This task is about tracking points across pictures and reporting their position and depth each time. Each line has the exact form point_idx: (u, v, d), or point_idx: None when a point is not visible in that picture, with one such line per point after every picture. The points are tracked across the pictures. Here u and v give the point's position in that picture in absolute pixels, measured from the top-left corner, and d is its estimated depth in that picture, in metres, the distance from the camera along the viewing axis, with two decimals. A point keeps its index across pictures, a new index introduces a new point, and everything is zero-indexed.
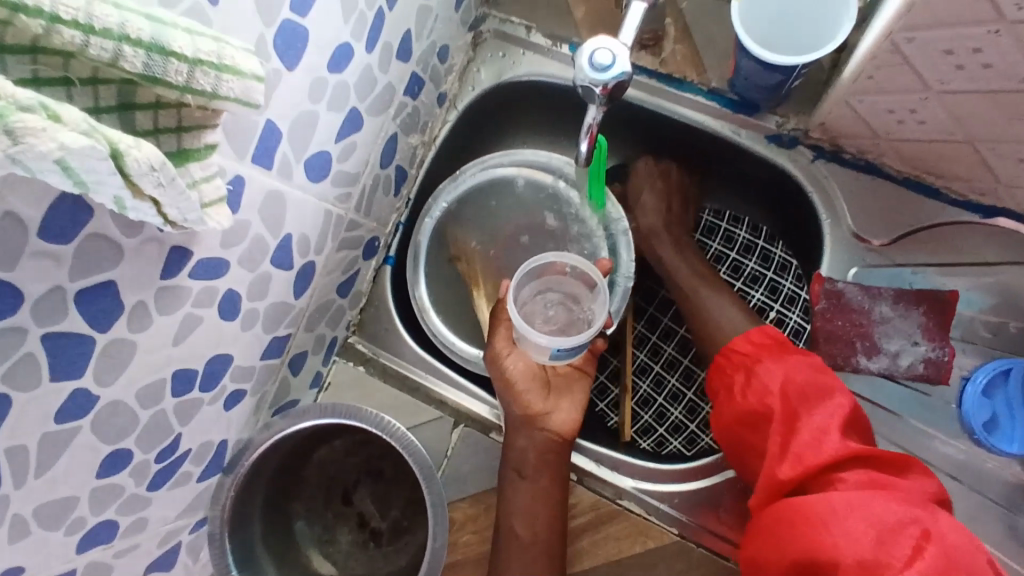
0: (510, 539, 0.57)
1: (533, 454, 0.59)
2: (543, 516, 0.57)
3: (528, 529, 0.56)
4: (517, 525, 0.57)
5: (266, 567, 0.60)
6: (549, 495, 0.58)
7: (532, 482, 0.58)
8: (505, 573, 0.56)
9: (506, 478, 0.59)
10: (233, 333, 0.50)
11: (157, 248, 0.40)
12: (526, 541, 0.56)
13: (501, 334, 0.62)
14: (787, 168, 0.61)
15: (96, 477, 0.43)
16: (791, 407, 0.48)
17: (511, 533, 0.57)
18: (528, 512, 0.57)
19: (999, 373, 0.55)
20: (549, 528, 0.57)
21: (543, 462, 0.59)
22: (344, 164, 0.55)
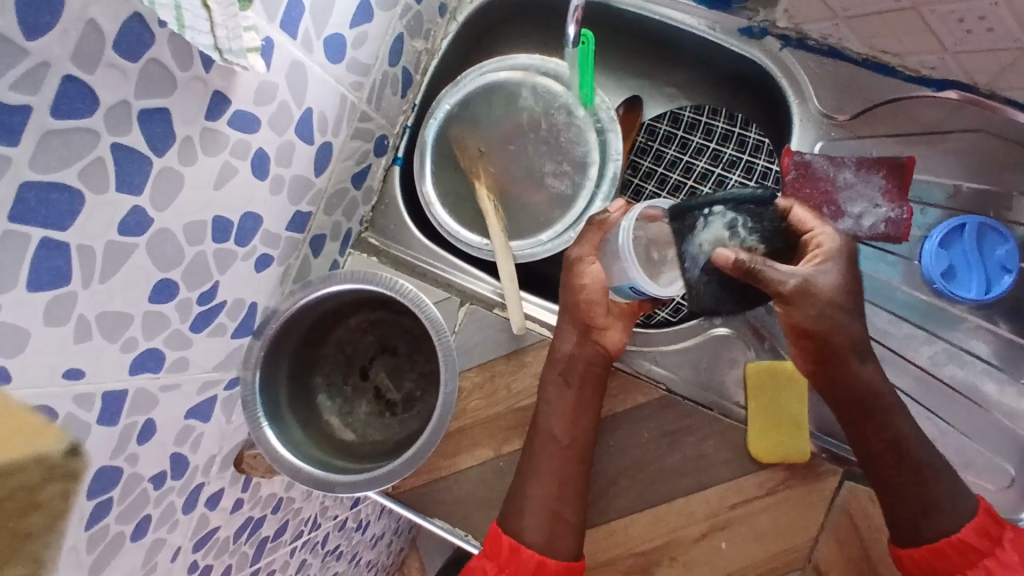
0: (545, 439, 0.62)
1: (581, 364, 0.63)
2: (580, 426, 0.62)
3: (566, 434, 0.62)
4: (555, 425, 0.62)
5: (293, 427, 0.66)
6: (590, 405, 0.63)
7: (577, 392, 0.62)
8: (537, 469, 0.61)
9: (551, 380, 0.64)
10: (262, 194, 0.56)
11: (201, 88, 0.46)
12: (563, 445, 0.61)
13: (588, 241, 0.63)
14: (757, 58, 0.67)
15: (147, 300, 0.50)
16: (985, 551, 0.54)
17: (549, 434, 0.62)
18: (567, 418, 0.62)
19: (954, 229, 0.62)
20: (582, 434, 0.62)
21: (587, 372, 0.63)
22: (357, 53, 0.61)
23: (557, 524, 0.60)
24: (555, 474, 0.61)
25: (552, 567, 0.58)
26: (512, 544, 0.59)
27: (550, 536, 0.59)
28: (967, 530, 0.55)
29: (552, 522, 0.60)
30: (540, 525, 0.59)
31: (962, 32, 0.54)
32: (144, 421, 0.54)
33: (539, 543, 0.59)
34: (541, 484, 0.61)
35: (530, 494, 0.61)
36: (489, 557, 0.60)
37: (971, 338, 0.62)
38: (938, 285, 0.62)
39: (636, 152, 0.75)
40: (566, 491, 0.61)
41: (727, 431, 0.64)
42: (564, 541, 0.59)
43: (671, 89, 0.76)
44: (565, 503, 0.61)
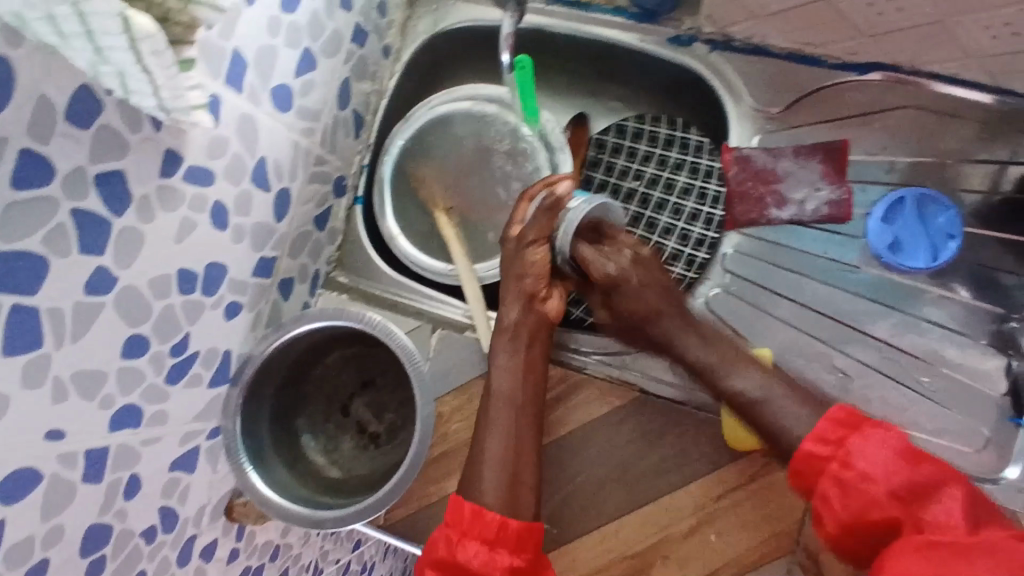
0: (495, 400, 0.62)
1: (527, 325, 0.64)
2: (530, 383, 0.63)
3: (516, 390, 0.62)
4: (502, 383, 0.63)
5: (278, 469, 0.67)
6: (536, 363, 0.64)
7: (525, 353, 0.64)
8: (488, 428, 0.61)
9: (497, 343, 0.64)
10: (225, 243, 0.58)
11: (152, 147, 0.48)
12: (511, 398, 0.62)
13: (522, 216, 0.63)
14: (688, 63, 0.70)
15: (120, 357, 0.51)
16: (830, 457, 0.51)
17: (499, 393, 0.62)
18: (515, 377, 0.63)
19: (895, 204, 0.65)
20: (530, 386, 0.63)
21: (535, 333, 0.64)
22: (306, 100, 0.64)
23: (516, 479, 0.59)
24: (507, 431, 0.61)
25: (514, 527, 0.56)
26: (474, 509, 0.56)
27: (511, 494, 0.58)
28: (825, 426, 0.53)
29: (510, 482, 0.59)
30: (499, 484, 0.58)
31: (872, 16, 0.57)
32: (129, 476, 0.55)
33: (500, 504, 0.57)
34: (497, 442, 0.60)
35: (487, 455, 0.60)
36: (448, 524, 0.57)
37: (927, 306, 0.64)
38: (886, 258, 0.64)
39: (587, 166, 0.77)
40: (521, 451, 0.60)
41: (704, 424, 0.65)
42: (524, 499, 0.59)
43: (614, 103, 0.79)
44: (522, 465, 0.60)
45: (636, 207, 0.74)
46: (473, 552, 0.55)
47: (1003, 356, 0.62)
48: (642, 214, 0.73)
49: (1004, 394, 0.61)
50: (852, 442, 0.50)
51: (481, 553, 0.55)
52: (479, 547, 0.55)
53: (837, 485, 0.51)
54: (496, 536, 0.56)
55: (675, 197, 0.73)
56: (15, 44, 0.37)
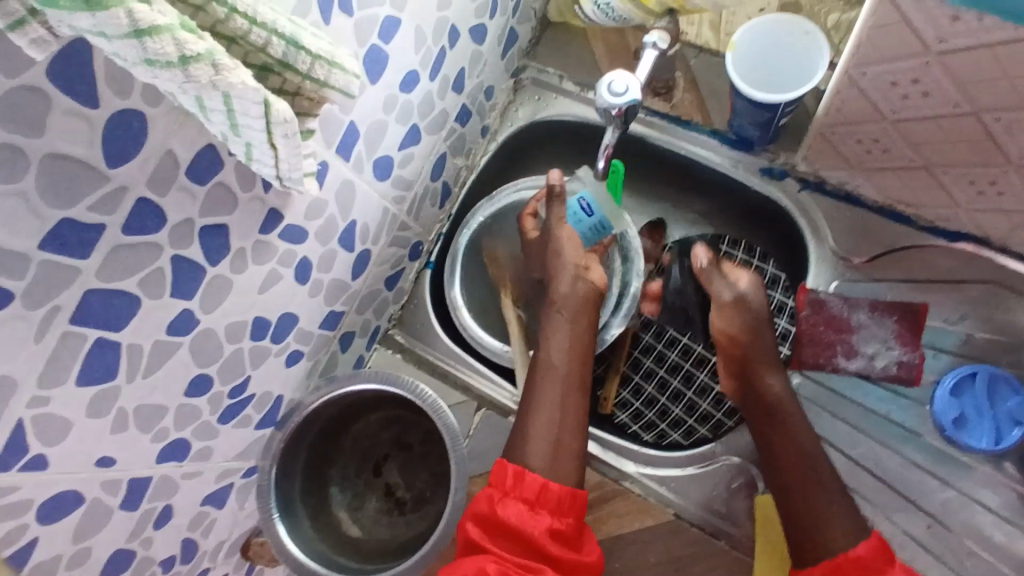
0: (546, 370, 0.62)
1: (576, 299, 0.64)
2: (581, 299, 0.65)
3: (563, 361, 0.62)
4: (552, 354, 0.63)
5: (303, 519, 0.67)
6: (585, 333, 0.64)
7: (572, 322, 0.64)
8: (533, 393, 0.62)
9: (546, 317, 0.65)
10: (301, 296, 0.60)
11: (259, 207, 0.51)
12: (562, 371, 0.62)
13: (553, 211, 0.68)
14: (776, 196, 0.71)
15: (183, 394, 0.54)
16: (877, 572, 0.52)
17: (548, 365, 0.62)
18: (564, 346, 0.63)
19: (965, 377, 0.63)
20: (577, 362, 0.63)
21: (582, 306, 0.64)
22: (403, 171, 0.66)
23: (560, 432, 0.59)
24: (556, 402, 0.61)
25: (555, 492, 0.56)
26: (518, 469, 0.56)
27: (554, 462, 0.58)
28: (864, 548, 0.52)
29: (555, 445, 0.59)
30: (543, 450, 0.58)
31: (973, 192, 0.57)
32: (163, 507, 0.58)
33: (543, 469, 0.57)
34: (543, 423, 0.59)
35: (532, 421, 0.60)
36: (493, 483, 0.57)
37: (988, 492, 0.62)
38: (949, 432, 0.62)
39: (657, 272, 0.79)
40: (569, 429, 0.60)
41: (730, 562, 0.65)
42: (568, 467, 0.58)
43: (694, 217, 0.80)
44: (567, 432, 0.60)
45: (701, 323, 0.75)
46: (515, 511, 0.54)
47: None
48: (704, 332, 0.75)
49: None
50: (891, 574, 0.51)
51: (522, 513, 0.54)
52: (521, 508, 0.55)
53: None
54: (538, 499, 0.55)
55: None
56: (155, 104, 0.40)
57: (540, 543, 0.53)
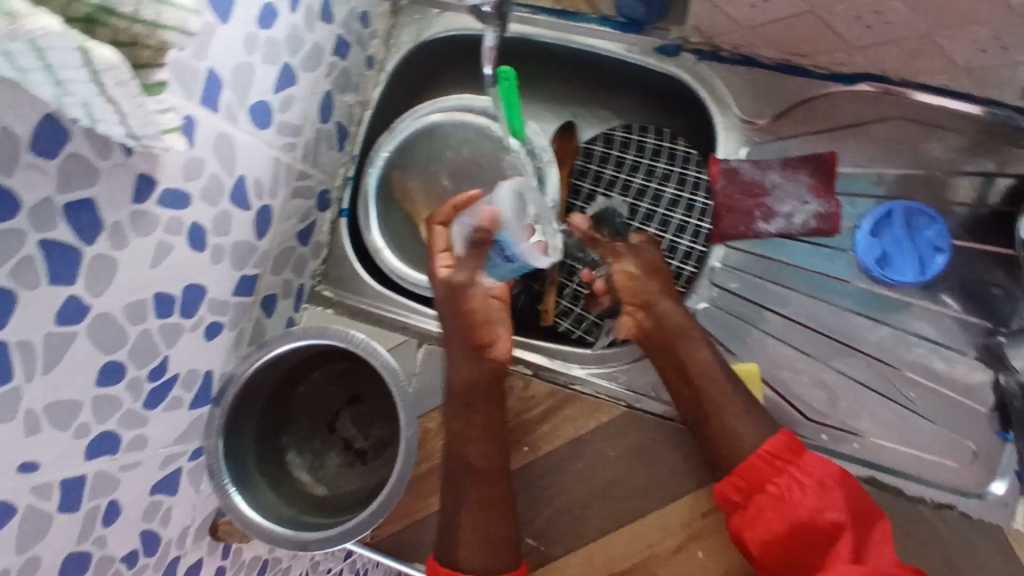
0: (462, 469, 0.62)
1: (481, 385, 0.65)
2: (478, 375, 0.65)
3: (479, 459, 0.62)
4: (467, 453, 0.63)
5: (264, 488, 0.66)
6: (489, 429, 0.64)
7: (483, 412, 0.64)
8: (459, 502, 0.62)
9: (453, 408, 0.65)
10: (202, 263, 0.58)
11: (125, 173, 0.48)
12: (480, 470, 0.62)
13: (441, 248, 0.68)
14: (675, 73, 0.69)
15: (95, 385, 0.51)
16: (787, 465, 0.57)
17: (466, 463, 0.62)
18: (478, 444, 0.63)
19: (883, 216, 0.64)
20: (496, 460, 0.63)
21: (488, 395, 0.65)
22: (286, 115, 0.63)
23: (493, 534, 0.60)
24: (477, 498, 0.61)
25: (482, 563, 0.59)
26: (450, 570, 0.59)
27: (486, 543, 0.60)
28: (770, 442, 0.58)
29: (485, 542, 0.60)
30: (477, 549, 0.59)
31: (862, 26, 0.56)
32: (108, 503, 0.54)
33: (484, 565, 0.59)
34: (467, 519, 0.61)
35: (458, 519, 0.61)
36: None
37: (919, 323, 0.64)
38: (874, 272, 0.63)
39: (576, 176, 0.77)
40: (491, 507, 0.61)
41: (690, 439, 0.66)
42: (504, 551, 0.60)
43: (604, 112, 0.78)
44: (495, 519, 0.61)
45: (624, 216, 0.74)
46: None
47: (991, 371, 0.63)
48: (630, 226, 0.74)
49: (991, 409, 0.62)
50: (801, 461, 0.57)
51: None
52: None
53: (792, 483, 0.56)
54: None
55: (663, 209, 0.73)
56: None
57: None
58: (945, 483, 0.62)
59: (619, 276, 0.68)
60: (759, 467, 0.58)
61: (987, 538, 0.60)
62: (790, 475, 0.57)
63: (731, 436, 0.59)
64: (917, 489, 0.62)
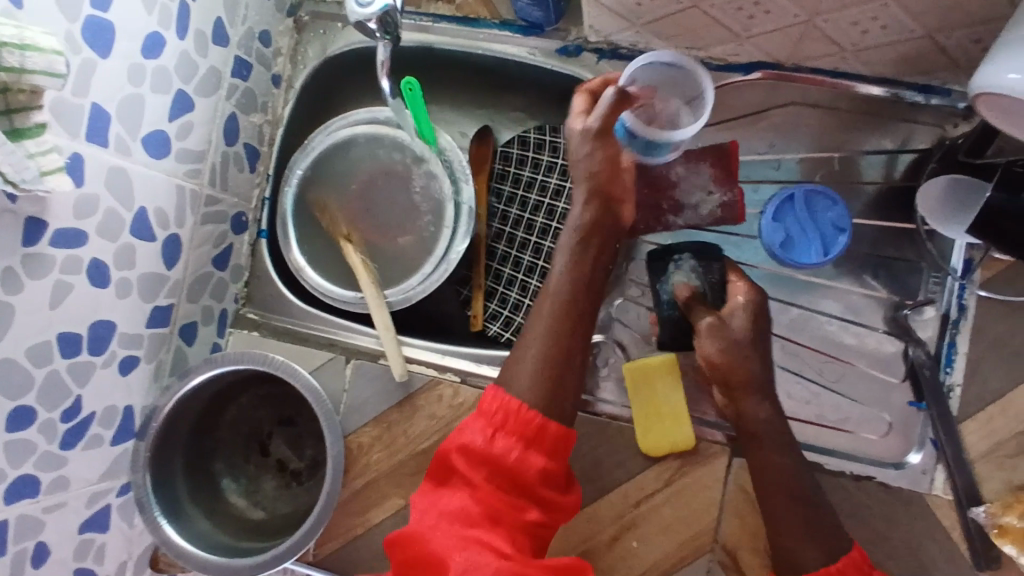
0: (545, 294, 0.59)
1: (593, 230, 0.60)
2: (582, 297, 0.59)
3: (563, 283, 0.59)
4: (555, 276, 0.59)
5: (196, 517, 0.66)
6: (585, 262, 0.59)
7: (585, 250, 0.59)
8: (524, 340, 0.58)
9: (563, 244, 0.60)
10: (109, 299, 0.57)
11: (13, 219, 0.47)
12: (560, 293, 0.59)
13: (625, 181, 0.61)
14: (578, 72, 0.70)
15: (3, 431, 0.50)
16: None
17: (548, 290, 0.59)
18: (565, 273, 0.59)
19: (784, 201, 0.65)
20: (579, 279, 0.59)
21: (602, 245, 0.60)
22: (186, 143, 0.63)
23: (558, 369, 0.56)
24: (547, 317, 0.58)
25: (530, 476, 0.51)
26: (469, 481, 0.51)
27: (547, 406, 0.54)
28: (844, 562, 0.54)
29: (538, 371, 0.56)
30: (530, 386, 0.55)
31: (744, 18, 0.58)
32: (36, 544, 0.55)
33: (526, 391, 0.54)
34: (533, 336, 0.57)
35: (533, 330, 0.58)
36: (483, 415, 0.53)
37: (828, 301, 0.66)
38: (779, 254, 0.64)
39: (496, 179, 0.78)
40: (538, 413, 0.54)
41: (619, 433, 0.67)
42: (554, 382, 0.55)
43: (517, 114, 0.79)
44: (565, 368, 0.57)
45: (543, 217, 0.75)
46: (449, 539, 0.49)
47: (900, 342, 0.65)
48: (549, 226, 0.75)
49: (902, 379, 0.64)
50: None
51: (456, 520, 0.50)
52: (478, 433, 0.52)
53: None
54: (513, 479, 0.51)
55: None
56: None
57: (535, 486, 0.52)
58: (865, 456, 0.63)
59: (700, 351, 0.60)
60: None
61: (907, 505, 0.62)
62: None
63: (800, 556, 0.55)
64: (838, 464, 0.63)
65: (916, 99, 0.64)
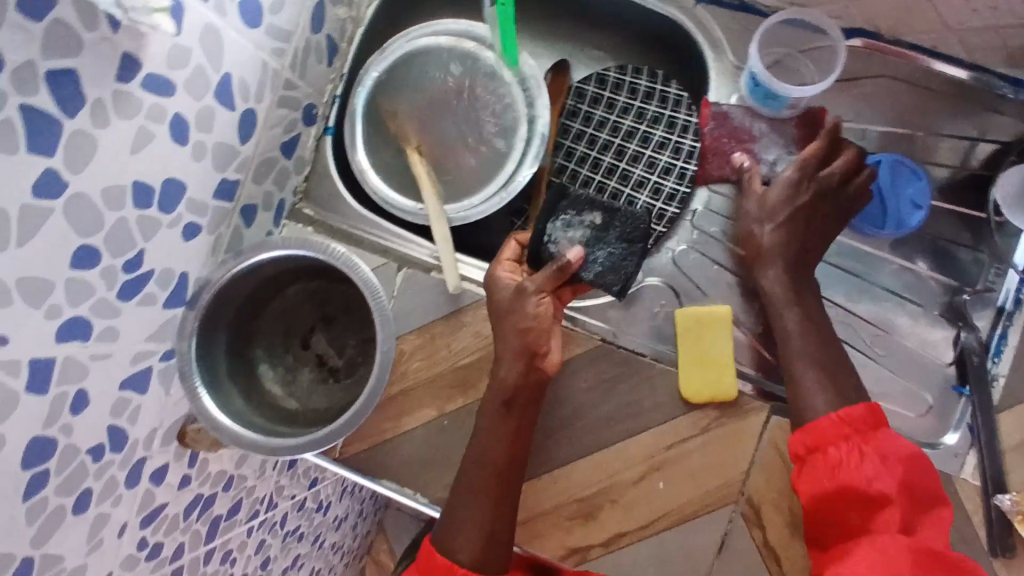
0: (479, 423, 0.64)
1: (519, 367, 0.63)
2: (495, 449, 0.63)
3: (495, 441, 0.63)
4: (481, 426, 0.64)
5: (233, 396, 0.66)
6: (508, 421, 0.63)
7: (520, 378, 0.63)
8: (462, 481, 0.63)
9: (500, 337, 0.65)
10: (183, 159, 0.57)
11: (110, 50, 0.47)
12: (501, 451, 0.63)
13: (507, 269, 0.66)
14: (672, 14, 0.69)
15: (69, 266, 0.49)
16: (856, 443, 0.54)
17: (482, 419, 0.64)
18: (488, 438, 0.63)
19: (868, 170, 0.65)
20: (508, 434, 0.63)
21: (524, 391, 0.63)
22: (276, 19, 0.62)
23: (492, 540, 0.61)
24: (478, 462, 0.63)
25: None
26: None
27: (484, 554, 0.61)
28: (853, 407, 0.55)
29: (483, 536, 0.61)
30: (470, 543, 0.61)
31: None
32: (76, 390, 0.54)
33: (472, 556, 0.61)
34: (464, 510, 0.62)
35: (462, 516, 0.62)
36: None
37: (887, 276, 0.66)
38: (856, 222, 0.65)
39: (566, 116, 0.76)
40: (498, 511, 0.62)
41: (661, 376, 0.67)
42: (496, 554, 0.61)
43: (599, 52, 0.78)
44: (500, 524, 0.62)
45: (611, 157, 0.74)
46: None
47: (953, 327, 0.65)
48: (617, 166, 0.74)
49: (950, 362, 0.64)
50: (873, 437, 0.54)
51: None
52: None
53: (859, 451, 0.54)
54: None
55: (651, 150, 0.73)
56: None
57: None
58: (903, 431, 0.64)
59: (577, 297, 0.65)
60: (828, 429, 0.55)
61: (938, 486, 0.63)
62: (858, 442, 0.54)
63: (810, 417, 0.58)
64: None
65: (1004, 92, 0.65)
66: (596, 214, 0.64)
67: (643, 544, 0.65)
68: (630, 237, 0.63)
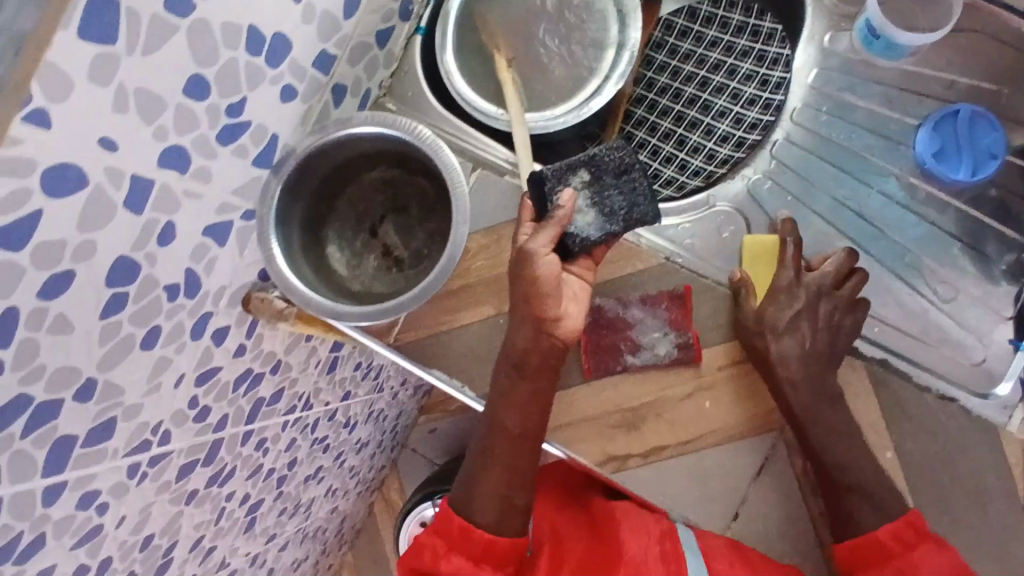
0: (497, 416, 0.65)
1: (533, 350, 0.62)
2: (521, 419, 0.64)
3: (515, 423, 0.64)
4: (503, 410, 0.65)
5: (303, 266, 0.68)
6: (538, 399, 0.64)
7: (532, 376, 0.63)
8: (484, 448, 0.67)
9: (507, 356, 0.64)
10: (293, 16, 0.58)
11: None
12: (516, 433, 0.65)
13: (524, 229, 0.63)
14: None
15: (182, 92, 0.51)
16: (899, 555, 0.61)
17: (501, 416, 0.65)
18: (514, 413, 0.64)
19: (949, 116, 0.65)
20: (531, 419, 0.64)
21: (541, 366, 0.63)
22: None
23: (507, 505, 0.66)
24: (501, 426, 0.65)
25: (501, 545, 0.65)
26: (463, 525, 0.65)
27: (500, 517, 0.66)
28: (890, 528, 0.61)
29: (502, 504, 0.66)
30: (489, 507, 0.65)
31: None
32: (166, 222, 0.56)
33: (490, 523, 0.65)
34: (488, 484, 0.66)
35: (483, 482, 0.66)
36: (439, 535, 0.66)
37: (957, 226, 0.67)
38: (929, 164, 0.65)
39: (652, 47, 0.78)
40: (512, 474, 0.66)
41: (720, 299, 0.68)
42: (513, 519, 0.66)
43: None
44: (515, 488, 0.66)
45: (694, 89, 0.76)
46: (456, 565, 0.64)
47: (1017, 284, 0.65)
48: (699, 96, 0.75)
49: (1010, 317, 0.65)
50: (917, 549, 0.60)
51: (464, 566, 0.64)
52: (463, 561, 0.64)
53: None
54: (479, 554, 0.64)
55: (735, 83, 0.74)
56: None
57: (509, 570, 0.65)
58: (951, 376, 0.65)
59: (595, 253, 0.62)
60: (874, 552, 0.61)
61: None
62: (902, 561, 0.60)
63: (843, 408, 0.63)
64: (927, 380, 0.65)
65: None
66: (582, 171, 0.62)
67: (683, 460, 0.66)
68: (626, 168, 0.62)
